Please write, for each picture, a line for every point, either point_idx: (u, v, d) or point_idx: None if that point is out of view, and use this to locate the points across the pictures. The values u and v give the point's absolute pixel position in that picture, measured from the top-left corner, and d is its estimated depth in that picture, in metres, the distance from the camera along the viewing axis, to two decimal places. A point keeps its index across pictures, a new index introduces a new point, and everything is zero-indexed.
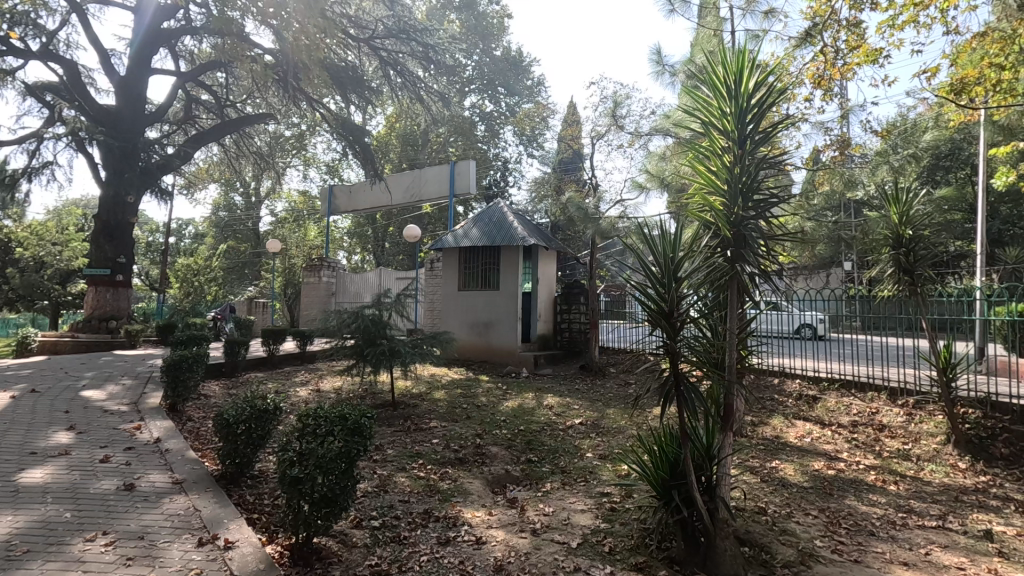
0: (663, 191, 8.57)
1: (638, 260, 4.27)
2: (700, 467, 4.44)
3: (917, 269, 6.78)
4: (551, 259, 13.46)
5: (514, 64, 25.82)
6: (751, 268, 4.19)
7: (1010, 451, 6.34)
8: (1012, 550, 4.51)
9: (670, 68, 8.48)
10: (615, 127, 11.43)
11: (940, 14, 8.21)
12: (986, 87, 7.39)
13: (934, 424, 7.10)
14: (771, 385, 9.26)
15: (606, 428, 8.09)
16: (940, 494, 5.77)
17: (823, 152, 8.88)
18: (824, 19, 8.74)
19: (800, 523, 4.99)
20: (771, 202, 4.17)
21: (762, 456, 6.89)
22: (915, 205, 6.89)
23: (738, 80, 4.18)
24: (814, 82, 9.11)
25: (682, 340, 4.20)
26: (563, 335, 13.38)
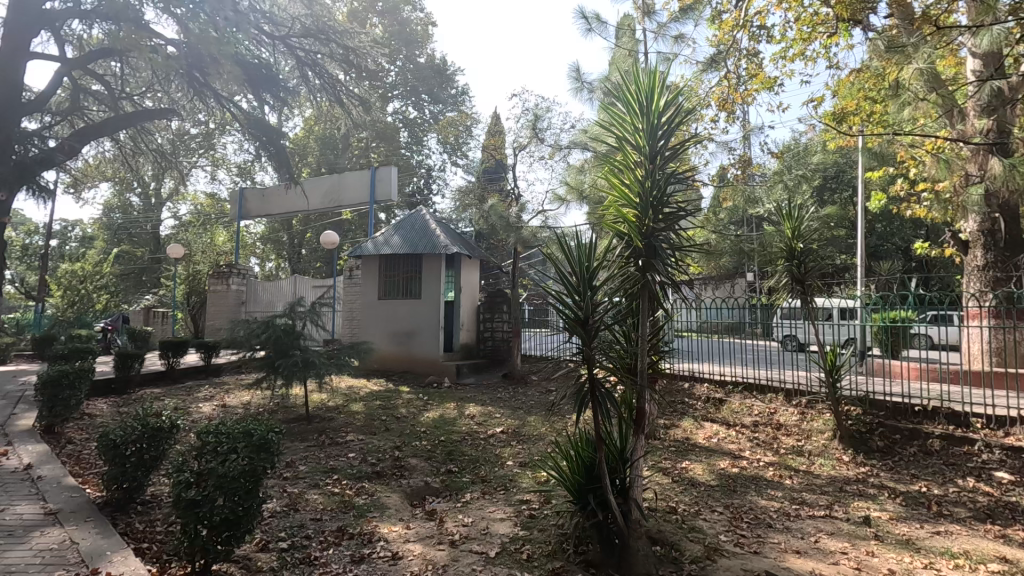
0: (581, 203, 8.84)
1: (555, 270, 4.38)
2: (614, 470, 4.58)
3: (808, 280, 7.41)
4: (474, 267, 13.45)
5: (438, 72, 25.33)
6: (662, 278, 4.39)
7: (885, 444, 7.01)
8: (886, 533, 5.01)
9: (588, 85, 8.79)
10: (536, 139, 11.70)
11: (825, 50, 9.13)
12: (861, 117, 8.67)
13: (822, 422, 7.73)
14: (682, 390, 9.74)
15: (527, 436, 8.16)
16: (828, 485, 6.31)
17: (727, 170, 9.53)
18: (727, 47, 9.43)
19: (707, 519, 5.28)
20: (679, 216, 4.39)
21: (672, 457, 7.25)
22: (805, 222, 7.54)
23: (649, 98, 4.40)
24: (719, 105, 9.80)
25: (597, 347, 4.33)
26: (486, 343, 13.38)
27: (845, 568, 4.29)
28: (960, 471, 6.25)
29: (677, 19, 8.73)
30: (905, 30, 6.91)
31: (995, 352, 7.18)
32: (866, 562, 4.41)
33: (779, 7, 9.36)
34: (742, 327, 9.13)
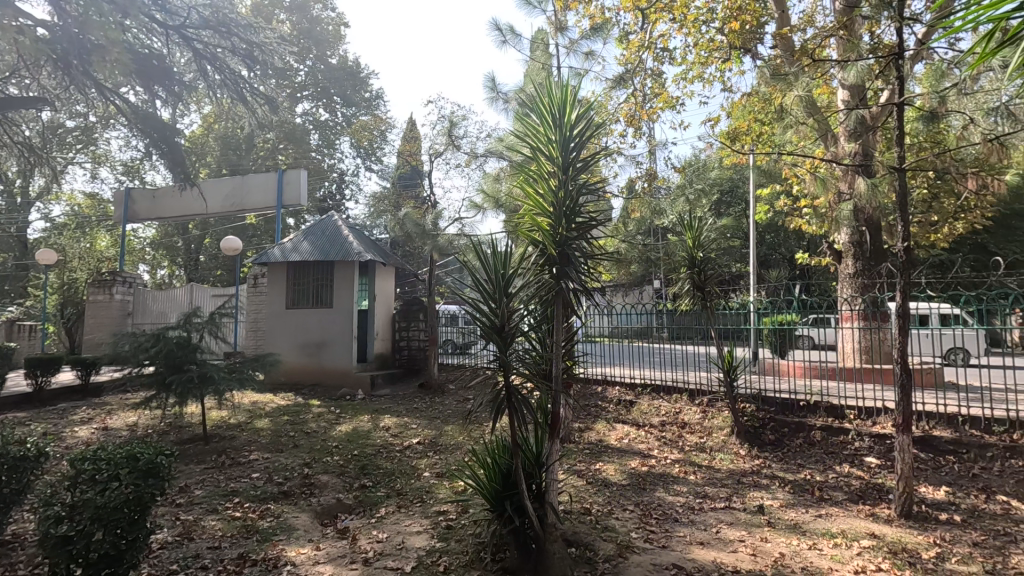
0: (497, 211, 8.91)
1: (471, 277, 4.38)
2: (530, 475, 4.63)
3: (707, 286, 7.95)
4: (389, 275, 13.14)
5: (351, 75, 24.48)
6: (575, 285, 4.53)
7: (776, 437, 7.63)
8: (777, 519, 5.45)
9: (503, 95, 8.91)
10: (452, 146, 11.67)
11: (720, 74, 9.89)
12: (752, 138, 9.49)
13: (722, 419, 8.27)
14: (596, 394, 10.06)
15: (444, 446, 8.06)
16: (727, 478, 6.76)
17: (636, 183, 10.02)
18: (634, 66, 9.96)
19: (619, 518, 5.47)
20: (590, 225, 4.55)
21: (586, 460, 7.46)
22: (705, 233, 8.08)
23: (561, 111, 4.55)
24: (627, 120, 10.30)
25: (513, 353, 4.37)
26: (402, 352, 13.09)
27: (743, 555, 4.61)
28: (838, 459, 6.92)
29: (587, 37, 9.09)
30: (787, 60, 7.63)
31: (865, 350, 8.02)
32: (761, 548, 4.76)
33: (679, 32, 10.04)
34: (650, 332, 9.59)
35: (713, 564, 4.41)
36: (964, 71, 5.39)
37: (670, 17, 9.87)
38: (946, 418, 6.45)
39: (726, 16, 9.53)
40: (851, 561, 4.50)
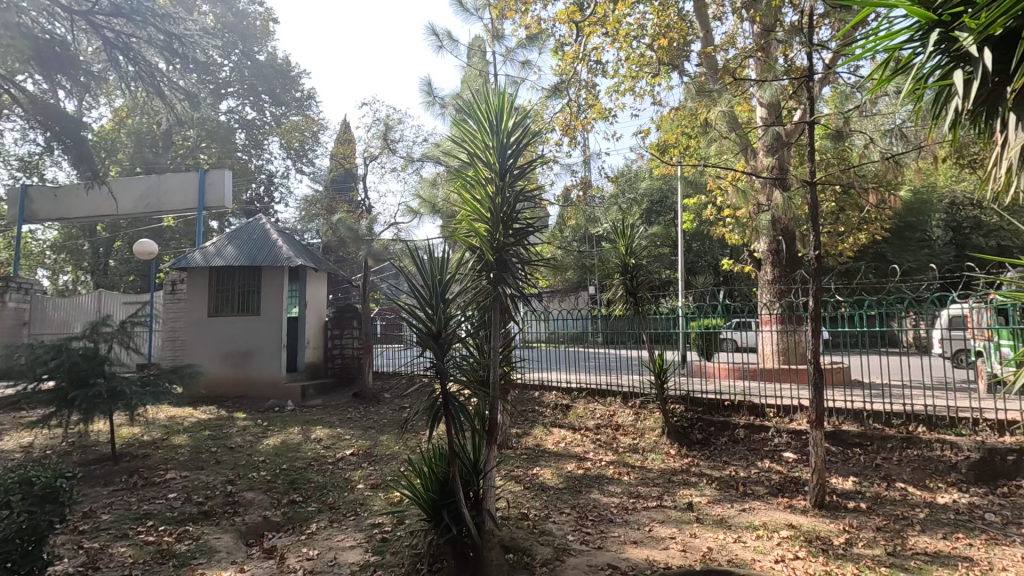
0: (434, 217, 8.82)
1: (408, 283, 4.31)
2: (468, 482, 4.61)
3: (637, 292, 8.27)
4: (321, 281, 12.70)
5: (281, 73, 23.51)
6: (512, 291, 4.56)
7: (703, 436, 7.98)
8: (705, 515, 5.68)
9: (440, 100, 8.86)
10: (387, 150, 11.47)
11: (650, 88, 10.31)
12: (679, 150, 9.95)
13: (653, 420, 8.56)
14: (533, 399, 10.16)
15: (379, 456, 7.86)
16: (658, 477, 7.00)
17: (571, 191, 10.23)
18: (569, 77, 10.20)
19: (556, 522, 5.53)
20: (527, 231, 4.59)
21: (524, 465, 7.50)
22: (637, 240, 8.36)
23: (498, 119, 4.58)
24: (562, 129, 10.51)
25: (450, 360, 4.34)
26: (335, 360, 12.66)
27: (674, 551, 4.77)
28: (759, 455, 7.33)
29: (523, 46, 9.21)
30: (712, 78, 8.05)
31: (783, 352, 8.56)
32: (690, 543, 4.96)
33: (612, 46, 10.38)
34: (584, 337, 9.80)
35: (646, 562, 4.54)
36: (865, 95, 5.89)
37: (602, 31, 10.19)
38: (853, 413, 6.98)
39: (655, 34, 9.96)
40: (772, 551, 4.77)
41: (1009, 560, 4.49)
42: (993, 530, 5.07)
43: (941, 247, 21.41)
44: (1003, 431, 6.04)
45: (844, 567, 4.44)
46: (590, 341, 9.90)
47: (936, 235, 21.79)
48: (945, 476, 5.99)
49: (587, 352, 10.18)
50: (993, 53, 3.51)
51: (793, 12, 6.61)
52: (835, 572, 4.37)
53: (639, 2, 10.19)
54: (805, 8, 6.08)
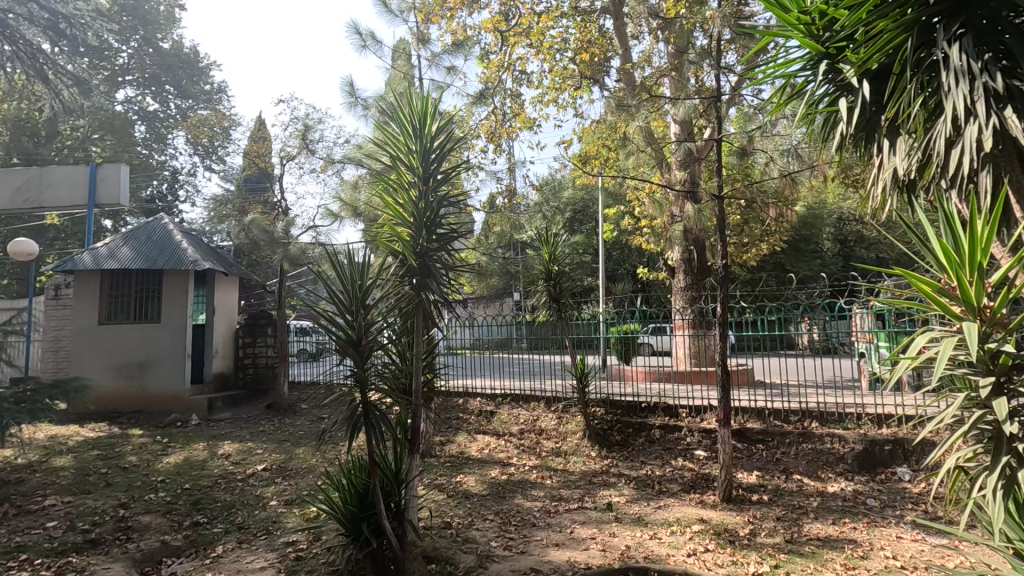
0: (355, 220, 8.56)
1: (326, 289, 4.14)
2: (389, 493, 4.50)
3: (561, 298, 8.42)
4: (231, 286, 11.93)
5: (188, 63, 21.84)
6: (436, 297, 4.50)
7: (622, 437, 8.25)
8: (623, 514, 5.87)
9: (363, 102, 8.63)
10: (306, 150, 11.01)
11: (572, 100, 10.61)
12: (600, 161, 10.31)
13: (575, 423, 8.74)
14: (457, 406, 10.09)
15: (293, 470, 7.47)
16: (580, 480, 7.17)
17: (497, 198, 10.29)
18: (494, 85, 10.29)
19: (479, 529, 5.51)
20: (451, 236, 4.55)
21: (447, 473, 7.43)
22: (560, 247, 8.53)
23: (422, 123, 4.52)
24: (487, 137, 10.57)
25: (372, 368, 4.21)
26: (247, 370, 11.92)
27: (594, 551, 4.89)
28: (673, 454, 7.67)
29: (449, 52, 9.18)
30: (630, 93, 8.40)
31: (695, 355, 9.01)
32: (609, 543, 5.10)
33: (536, 57, 10.58)
34: (509, 342, 9.83)
35: (567, 564, 4.62)
36: (765, 116, 6.37)
37: (527, 41, 10.36)
38: (756, 411, 7.49)
39: (577, 48, 10.26)
40: (685, 545, 5.01)
41: (886, 540, 4.99)
42: (874, 514, 5.61)
43: (830, 258, 23.59)
44: (881, 424, 6.71)
45: (749, 557, 4.74)
46: (514, 347, 9.94)
47: (827, 247, 23.98)
48: (835, 467, 6.56)
49: (511, 359, 10.22)
50: (870, 84, 3.93)
51: (703, 36, 7.05)
52: (741, 561, 4.66)
53: (563, 16, 10.46)
54: (714, 33, 6.50)
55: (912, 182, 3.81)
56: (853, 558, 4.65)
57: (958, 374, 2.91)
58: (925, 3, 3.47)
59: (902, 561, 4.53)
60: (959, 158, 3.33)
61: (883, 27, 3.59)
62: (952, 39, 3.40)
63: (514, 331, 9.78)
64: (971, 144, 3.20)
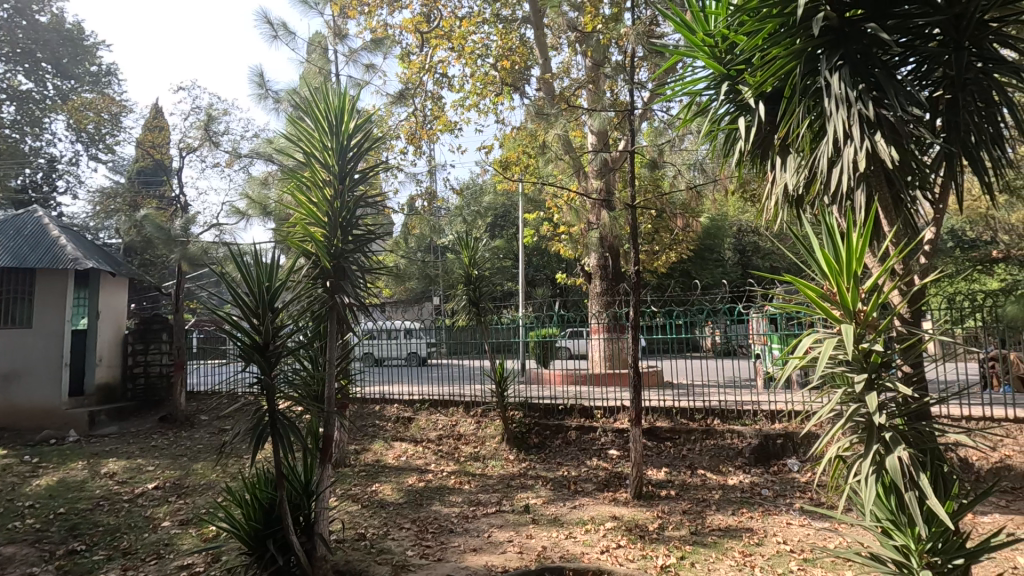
0: (264, 219, 8.09)
1: (229, 291, 3.85)
2: (298, 507, 4.33)
3: (481, 302, 8.40)
4: (120, 288, 10.87)
5: (70, 40, 19.30)
6: (352, 300, 4.35)
7: (539, 440, 8.37)
8: (539, 516, 5.95)
9: (274, 94, 8.20)
10: (209, 142, 10.29)
11: (493, 106, 10.69)
12: (520, 168, 10.46)
13: (494, 427, 8.70)
14: (373, 413, 9.77)
15: (190, 487, 6.91)
16: (498, 483, 7.19)
17: (416, 201, 10.14)
18: (415, 86, 10.16)
19: (395, 539, 5.37)
20: (368, 238, 4.41)
21: (362, 482, 7.20)
22: (480, 252, 8.52)
23: (338, 120, 4.38)
24: (407, 138, 10.40)
25: (279, 374, 3.97)
26: (137, 380, 10.83)
27: (511, 554, 4.92)
28: (588, 454, 7.88)
29: (368, 49, 8.94)
30: (550, 103, 8.58)
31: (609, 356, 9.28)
32: (526, 544, 5.15)
33: (458, 61, 10.56)
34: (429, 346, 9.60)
35: (484, 568, 4.60)
36: (674, 132, 6.74)
37: (448, 44, 10.31)
38: (665, 411, 7.88)
39: (499, 55, 10.38)
40: (598, 542, 5.16)
41: (778, 527, 5.42)
42: (768, 503, 6.07)
43: (730, 266, 25.41)
44: (774, 419, 7.25)
45: (657, 550, 4.96)
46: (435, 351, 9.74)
47: (728, 256, 25.79)
48: (734, 461, 7.03)
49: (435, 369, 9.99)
50: (765, 105, 4.27)
51: (618, 52, 7.35)
52: (650, 555, 4.87)
53: (484, 22, 10.52)
54: (628, 50, 6.79)
55: (800, 197, 4.19)
56: (749, 545, 5.00)
57: (837, 371, 3.21)
58: (810, 34, 3.81)
59: (791, 545, 4.94)
60: (839, 176, 3.69)
61: (776, 53, 3.90)
62: (833, 68, 3.75)
63: (433, 336, 9.56)
64: (848, 163, 3.57)
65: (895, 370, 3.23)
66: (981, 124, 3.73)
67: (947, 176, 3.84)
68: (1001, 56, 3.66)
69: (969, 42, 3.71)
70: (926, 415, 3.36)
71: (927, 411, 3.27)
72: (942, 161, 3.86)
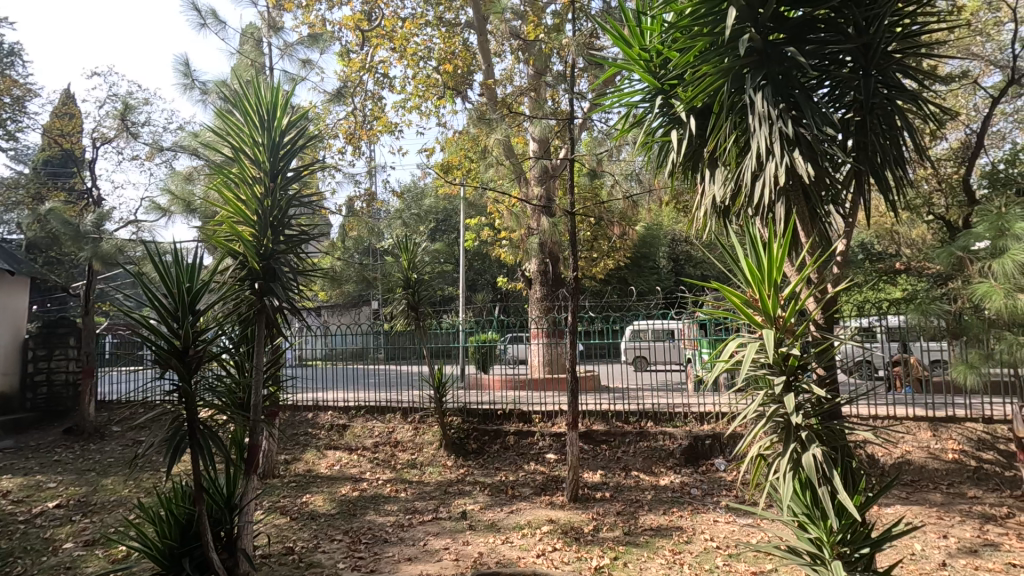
0: (188, 217, 7.62)
1: (144, 292, 3.58)
2: (219, 521, 4.11)
3: (420, 306, 8.25)
4: (20, 289, 9.99)
5: None
6: (281, 302, 4.17)
7: (478, 445, 8.32)
8: (476, 522, 5.91)
9: (201, 85, 7.77)
10: (126, 133, 9.62)
11: (435, 109, 10.59)
12: (462, 172, 10.40)
13: (431, 433, 8.57)
14: (306, 420, 9.39)
15: (97, 504, 6.38)
16: (435, 490, 7.08)
17: (355, 202, 9.88)
18: (354, 84, 9.93)
19: (326, 551, 5.19)
20: (300, 238, 4.24)
21: (292, 494, 6.91)
22: (420, 256, 8.39)
23: (270, 114, 4.19)
24: (346, 138, 10.14)
25: (200, 381, 3.73)
26: (39, 390, 9.79)
27: (447, 562, 4.85)
28: (526, 458, 7.91)
29: (305, 44, 8.65)
30: (492, 108, 8.60)
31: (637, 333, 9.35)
32: (462, 551, 5.09)
33: (399, 62, 10.40)
34: (367, 352, 9.30)
35: None
36: (612, 142, 6.90)
37: (390, 45, 10.14)
38: (601, 414, 8.02)
39: (441, 58, 10.30)
40: (534, 546, 5.18)
41: (705, 525, 5.64)
42: (697, 502, 6.32)
43: (665, 274, 26.34)
44: (703, 421, 7.54)
45: (591, 551, 5.04)
46: (372, 357, 9.44)
47: (663, 264, 26.76)
48: (666, 461, 7.27)
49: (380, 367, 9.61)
50: (696, 120, 4.46)
51: (559, 62, 7.48)
52: (584, 556, 4.94)
53: (427, 24, 10.42)
54: (569, 60, 6.92)
55: (727, 208, 4.41)
56: (679, 543, 5.18)
57: (760, 373, 3.37)
58: (738, 54, 4.00)
59: (717, 542, 5.16)
60: (762, 190, 3.91)
61: (706, 70, 4.07)
62: (757, 88, 3.97)
63: (371, 341, 9.29)
64: (771, 177, 3.78)
65: (811, 373, 3.43)
66: (886, 146, 4.05)
67: (857, 193, 4.14)
68: (903, 84, 3.99)
69: (876, 69, 4.02)
70: (838, 415, 3.59)
71: (838, 411, 3.50)
72: (853, 178, 4.15)
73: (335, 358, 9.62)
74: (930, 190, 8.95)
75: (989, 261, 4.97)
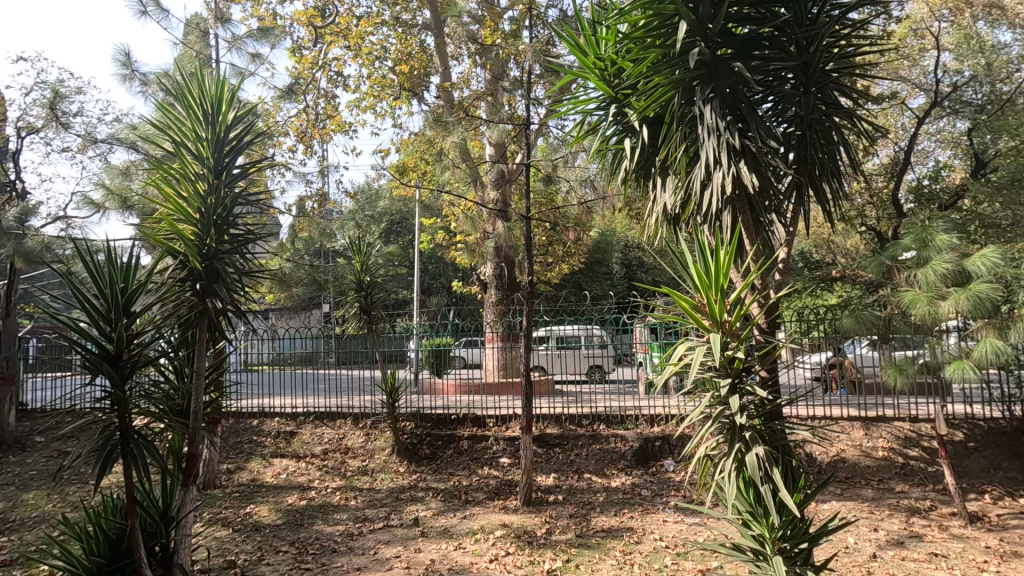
0: (124, 213, 7.20)
1: (72, 292, 3.35)
2: (153, 535, 3.89)
3: (373, 309, 8.07)
4: None
5: None
6: (224, 305, 3.98)
7: (431, 451, 8.21)
8: (428, 528, 5.83)
9: (141, 76, 7.38)
10: (56, 123, 9.02)
11: (390, 110, 10.42)
12: (417, 174, 10.28)
13: (383, 439, 8.39)
14: (250, 428, 9.03)
15: (17, 522, 5.91)
16: (386, 497, 6.93)
17: (306, 203, 9.60)
18: (307, 82, 9.67)
19: (270, 564, 5.00)
20: (246, 238, 4.06)
21: (235, 505, 6.62)
22: (373, 258, 8.23)
23: (215, 109, 4.00)
24: (297, 136, 9.85)
25: (134, 387, 3.52)
26: None
27: (398, 570, 4.75)
28: (480, 463, 7.87)
29: (254, 38, 8.36)
30: (449, 111, 8.52)
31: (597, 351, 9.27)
32: (414, 559, 5.01)
33: (354, 60, 10.18)
34: (317, 356, 9.02)
35: None
36: (568, 148, 6.96)
37: (344, 43, 9.91)
38: (555, 418, 8.07)
39: (397, 58, 10.15)
40: (487, 551, 5.15)
41: (655, 525, 5.77)
42: (646, 502, 6.45)
43: (617, 280, 26.83)
44: (653, 423, 7.72)
45: (544, 554, 5.06)
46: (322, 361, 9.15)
47: (616, 270, 27.24)
48: (617, 463, 7.38)
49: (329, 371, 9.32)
50: (648, 129, 4.57)
51: (516, 67, 7.50)
52: (537, 560, 4.94)
53: (383, 24, 10.26)
54: (526, 66, 6.95)
55: (677, 216, 4.53)
56: (629, 543, 5.27)
57: (707, 376, 3.47)
58: (687, 67, 4.12)
59: (666, 541, 5.28)
60: (709, 198, 4.04)
61: (658, 81, 4.16)
62: (706, 99, 4.09)
63: (321, 346, 9.00)
64: (718, 186, 3.91)
65: (754, 376, 3.57)
66: (824, 160, 4.26)
67: (798, 204, 4.32)
68: (840, 101, 4.21)
69: (816, 86, 4.22)
70: (779, 416, 3.73)
71: (779, 411, 3.65)
72: (794, 189, 4.33)
73: (282, 362, 9.28)
74: (863, 203, 9.47)
75: (915, 270, 5.31)
